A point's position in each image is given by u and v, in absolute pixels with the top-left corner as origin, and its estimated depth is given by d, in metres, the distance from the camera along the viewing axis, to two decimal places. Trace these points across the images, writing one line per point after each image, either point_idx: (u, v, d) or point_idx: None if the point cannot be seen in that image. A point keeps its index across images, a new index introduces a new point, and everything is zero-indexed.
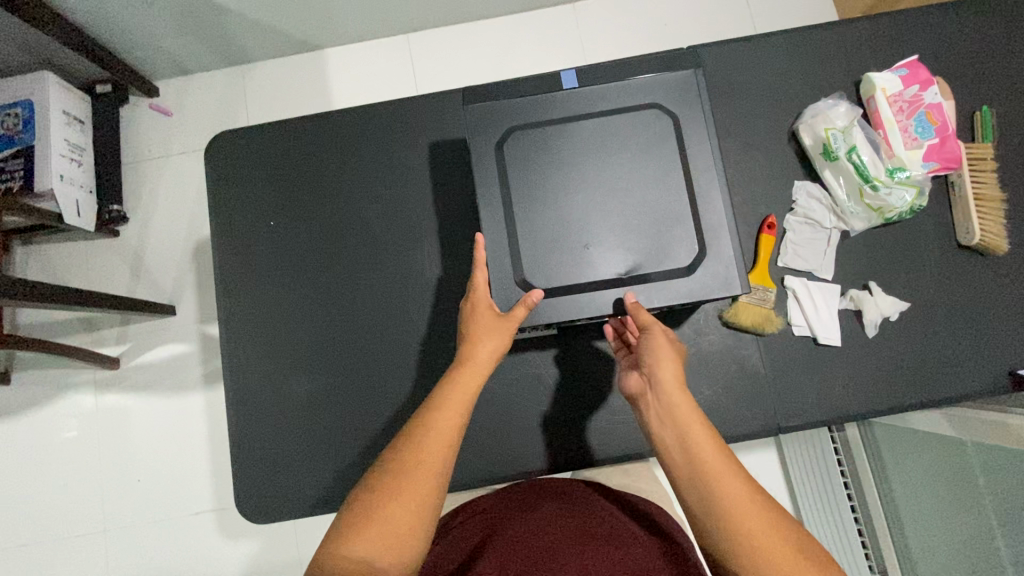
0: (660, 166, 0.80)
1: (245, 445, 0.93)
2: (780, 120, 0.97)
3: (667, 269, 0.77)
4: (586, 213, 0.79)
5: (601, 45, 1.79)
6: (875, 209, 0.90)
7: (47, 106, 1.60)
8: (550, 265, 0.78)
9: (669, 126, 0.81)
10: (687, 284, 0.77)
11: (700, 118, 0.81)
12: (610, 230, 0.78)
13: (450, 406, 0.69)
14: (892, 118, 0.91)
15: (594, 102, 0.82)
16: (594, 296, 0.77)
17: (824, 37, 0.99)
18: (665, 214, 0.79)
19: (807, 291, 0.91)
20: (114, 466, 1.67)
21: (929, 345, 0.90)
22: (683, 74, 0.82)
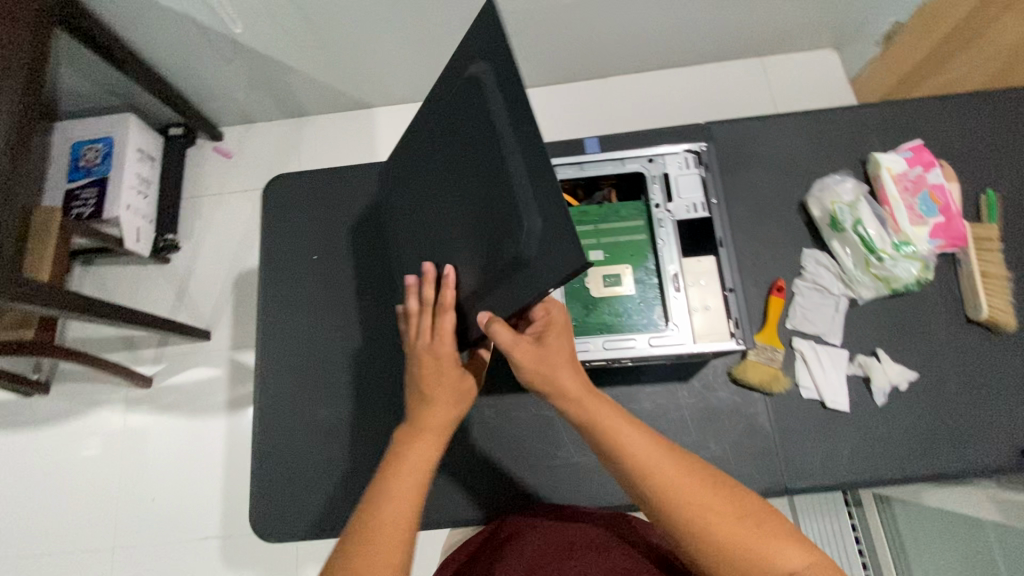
0: (670, 231, 0.86)
1: (265, 464, 0.97)
2: (789, 191, 1.04)
3: (672, 330, 0.81)
4: (601, 269, 0.86)
5: (629, 115, 1.93)
6: (882, 280, 0.93)
7: (125, 145, 1.79)
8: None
9: (681, 196, 0.88)
10: (691, 345, 0.80)
11: (712, 187, 0.88)
12: (624, 284, 0.85)
13: (415, 454, 0.70)
14: (898, 195, 0.97)
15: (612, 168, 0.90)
16: (604, 348, 0.81)
17: (834, 119, 1.07)
18: (673, 275, 0.83)
19: (815, 355, 0.93)
20: (131, 482, 1.71)
21: (939, 415, 0.91)
22: (697, 148, 0.90)
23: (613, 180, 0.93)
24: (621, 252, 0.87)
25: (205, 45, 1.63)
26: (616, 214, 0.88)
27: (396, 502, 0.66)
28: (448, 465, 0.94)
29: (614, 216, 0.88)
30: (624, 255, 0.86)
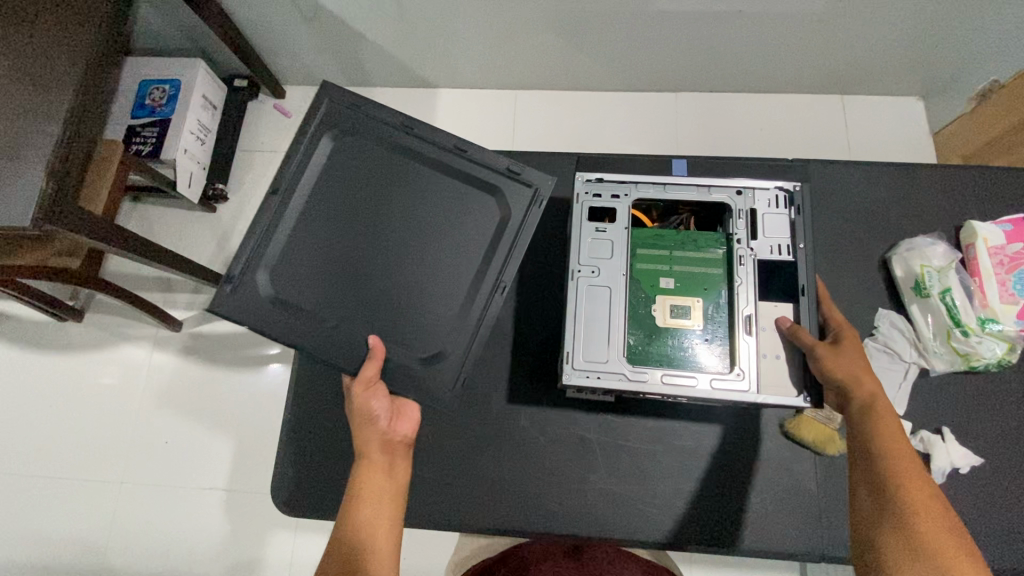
0: (750, 271, 0.82)
1: (295, 437, 0.96)
2: (871, 247, 0.98)
3: (737, 375, 0.77)
4: (670, 297, 0.82)
5: (695, 135, 1.87)
6: (961, 354, 0.88)
7: (191, 89, 1.79)
8: (620, 342, 0.79)
9: (765, 235, 0.84)
10: (754, 395, 0.77)
11: (802, 231, 0.83)
12: (691, 318, 0.81)
13: (366, 486, 0.78)
14: (991, 269, 0.92)
15: (698, 196, 0.86)
16: (661, 382, 0.77)
17: (931, 177, 1.02)
18: (746, 318, 0.79)
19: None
20: (146, 421, 1.73)
21: (998, 507, 0.86)
22: (790, 187, 0.85)
23: (692, 207, 0.90)
24: (695, 284, 0.82)
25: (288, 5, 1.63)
26: (694, 244, 0.84)
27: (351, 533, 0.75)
28: (476, 469, 0.92)
29: (692, 245, 0.84)
30: (697, 288, 0.82)
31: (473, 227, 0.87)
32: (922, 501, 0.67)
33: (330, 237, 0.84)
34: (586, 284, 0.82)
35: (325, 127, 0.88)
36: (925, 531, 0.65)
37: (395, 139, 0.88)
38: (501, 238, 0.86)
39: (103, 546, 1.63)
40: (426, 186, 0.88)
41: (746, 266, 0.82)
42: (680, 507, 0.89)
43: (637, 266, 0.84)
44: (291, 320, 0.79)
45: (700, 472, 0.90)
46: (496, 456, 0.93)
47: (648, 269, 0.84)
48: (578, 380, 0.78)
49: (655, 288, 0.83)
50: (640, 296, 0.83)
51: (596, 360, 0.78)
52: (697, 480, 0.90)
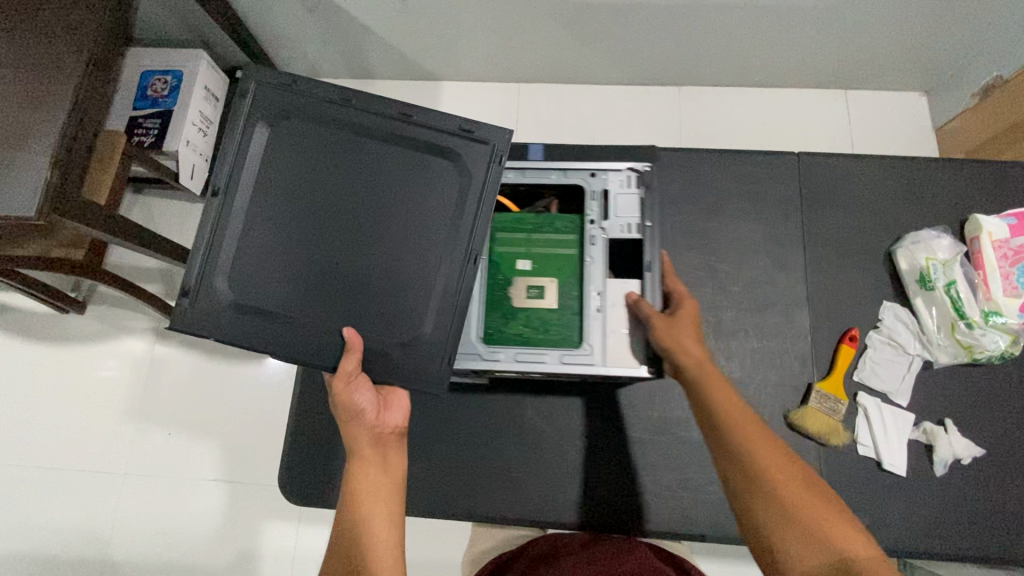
0: (600, 250, 0.82)
1: (304, 429, 0.96)
2: (875, 241, 0.99)
3: (584, 349, 0.79)
4: (526, 279, 0.83)
5: (698, 129, 1.87)
6: (964, 346, 0.89)
7: (194, 80, 1.79)
8: (476, 323, 0.81)
9: (617, 214, 0.84)
10: (601, 366, 0.79)
11: (646, 208, 0.84)
12: (547, 298, 0.82)
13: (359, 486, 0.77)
14: (995, 262, 0.92)
15: (555, 176, 0.86)
16: (514, 360, 0.80)
17: (937, 171, 1.02)
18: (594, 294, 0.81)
19: (877, 411, 0.90)
20: (148, 412, 1.73)
21: (999, 498, 0.87)
22: (641, 167, 0.85)
23: (553, 189, 0.91)
24: (549, 264, 0.83)
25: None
26: (550, 225, 0.85)
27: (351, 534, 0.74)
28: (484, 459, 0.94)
29: (548, 226, 0.85)
30: (551, 267, 0.83)
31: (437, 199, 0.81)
32: (779, 467, 0.68)
33: (285, 221, 0.79)
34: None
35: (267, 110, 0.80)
36: (793, 501, 0.65)
37: (339, 112, 0.81)
38: (465, 208, 0.81)
39: (106, 536, 1.64)
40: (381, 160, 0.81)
41: (595, 243, 0.83)
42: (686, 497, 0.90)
43: (496, 249, 0.85)
44: (264, 323, 0.77)
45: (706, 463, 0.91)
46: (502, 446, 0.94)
47: (507, 251, 0.85)
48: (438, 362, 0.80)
49: (513, 270, 0.84)
50: (496, 279, 0.84)
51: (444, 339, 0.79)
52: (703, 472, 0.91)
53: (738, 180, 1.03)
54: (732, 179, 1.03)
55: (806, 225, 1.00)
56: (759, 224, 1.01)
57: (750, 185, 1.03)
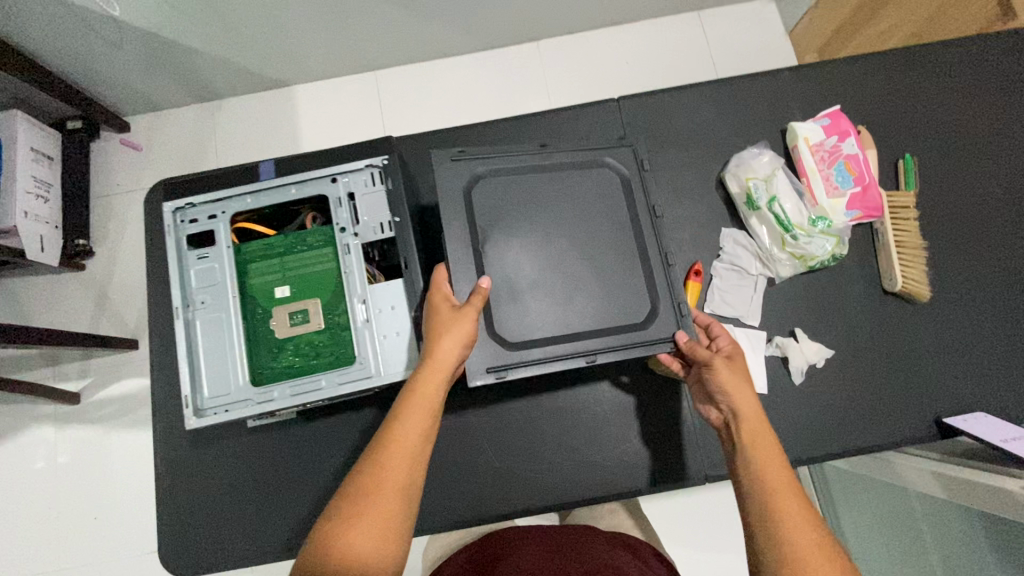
0: (356, 261, 0.77)
1: (173, 500, 0.90)
2: (707, 170, 0.99)
3: (359, 366, 0.74)
4: (284, 307, 0.76)
5: (566, 84, 1.82)
6: (798, 258, 0.91)
7: (16, 145, 1.61)
8: (240, 368, 0.74)
9: (364, 219, 0.78)
10: (379, 379, 0.73)
11: (399, 203, 0.78)
12: (310, 321, 0.76)
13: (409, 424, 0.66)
14: (814, 167, 0.93)
15: (294, 192, 0.79)
16: (291, 396, 0.74)
17: (754, 88, 1.02)
18: (356, 308, 0.75)
19: (732, 338, 0.92)
20: (63, 510, 1.56)
21: (855, 391, 0.91)
22: (380, 162, 0.79)
23: (310, 204, 0.83)
24: (308, 286, 0.77)
25: (92, 42, 1.48)
26: (301, 244, 0.78)
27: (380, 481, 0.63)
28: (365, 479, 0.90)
29: (299, 247, 0.78)
30: (311, 289, 0.77)
31: (595, 195, 0.81)
32: (788, 493, 0.62)
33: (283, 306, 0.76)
34: (197, 318, 0.75)
35: (473, 155, 0.80)
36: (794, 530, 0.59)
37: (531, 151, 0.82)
38: (553, 241, 0.79)
39: None
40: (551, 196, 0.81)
41: (350, 253, 0.77)
42: (569, 465, 0.90)
43: (248, 284, 0.77)
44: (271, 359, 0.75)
45: (583, 426, 0.91)
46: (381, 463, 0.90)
47: (258, 284, 0.77)
48: (209, 419, 0.73)
49: (271, 302, 0.77)
50: (253, 315, 0.76)
51: (219, 393, 0.73)
52: (583, 436, 0.91)
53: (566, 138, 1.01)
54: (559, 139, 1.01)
55: None
56: None
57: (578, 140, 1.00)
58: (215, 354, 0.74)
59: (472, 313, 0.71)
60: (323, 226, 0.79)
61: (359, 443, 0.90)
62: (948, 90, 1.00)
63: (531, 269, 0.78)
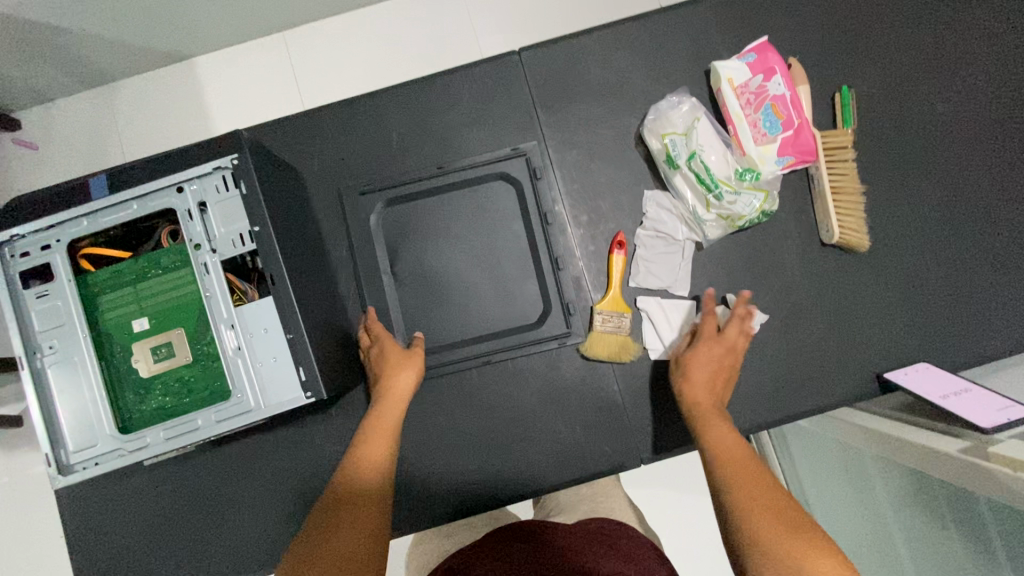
0: (215, 280, 0.67)
1: (87, 544, 0.84)
2: (622, 125, 0.88)
3: (236, 400, 0.66)
4: (145, 342, 0.68)
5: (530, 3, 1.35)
6: (726, 218, 0.82)
7: None
8: (103, 413, 0.66)
9: (220, 231, 0.68)
10: (260, 412, 0.66)
11: (258, 209, 0.68)
12: (176, 353, 0.68)
13: (379, 424, 0.70)
14: (739, 113, 0.83)
15: (135, 208, 0.69)
16: (164, 441, 0.66)
17: (673, 23, 0.89)
18: (222, 334, 0.67)
19: (661, 312, 0.84)
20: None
21: (794, 353, 0.85)
22: (228, 162, 0.68)
23: (163, 218, 0.73)
24: (169, 316, 0.68)
25: None
26: (155, 268, 0.69)
27: (369, 471, 0.64)
28: (283, 501, 0.84)
29: (152, 272, 0.69)
30: (173, 319, 0.68)
31: (493, 210, 0.87)
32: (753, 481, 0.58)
33: (148, 347, 0.68)
34: (48, 366, 0.67)
35: (380, 188, 0.87)
36: (763, 511, 0.54)
37: (436, 182, 0.88)
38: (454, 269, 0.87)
39: None
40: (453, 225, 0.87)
41: (209, 273, 0.67)
42: (498, 463, 0.84)
43: (103, 320, 0.69)
44: (149, 407, 0.68)
45: (509, 419, 0.85)
46: (300, 483, 0.84)
47: (113, 320, 0.69)
48: (82, 473, 0.66)
49: (130, 338, 0.68)
50: (113, 354, 0.69)
51: (85, 446, 0.66)
52: (514, 431, 0.85)
53: (465, 104, 0.89)
54: (455, 105, 0.89)
55: (549, 132, 0.89)
56: (496, 146, 0.88)
57: (477, 104, 0.89)
58: (76, 402, 0.67)
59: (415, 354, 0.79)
60: (177, 245, 0.69)
61: (272, 464, 0.84)
62: (886, 6, 0.89)
63: (437, 288, 0.86)
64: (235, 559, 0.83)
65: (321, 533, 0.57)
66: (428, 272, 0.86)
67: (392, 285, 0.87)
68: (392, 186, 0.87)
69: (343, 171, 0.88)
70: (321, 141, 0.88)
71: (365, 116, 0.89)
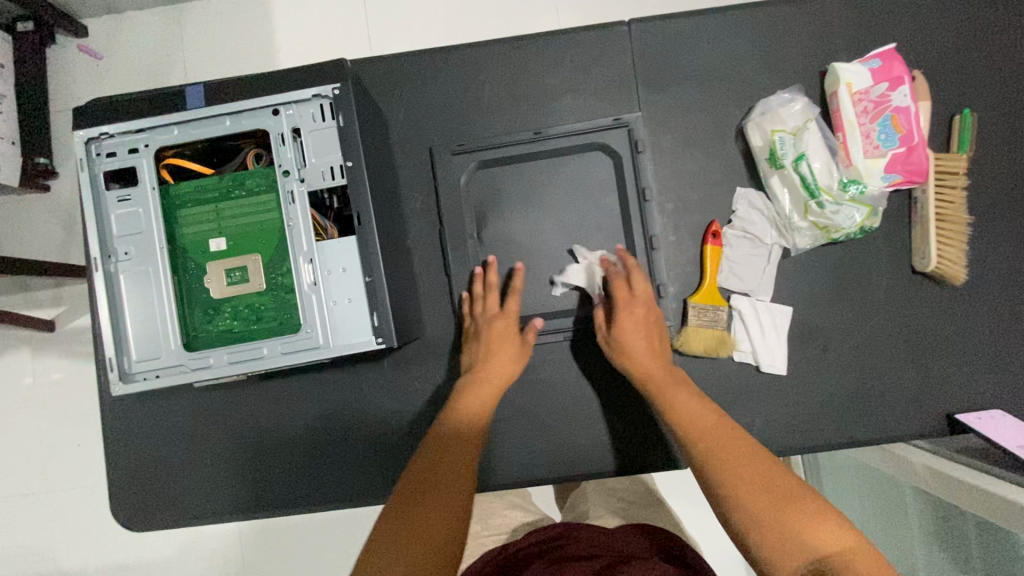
0: (300, 210, 0.65)
1: (123, 455, 0.84)
2: (724, 115, 0.84)
3: (305, 334, 0.65)
4: (220, 263, 0.66)
5: None
6: (821, 228, 0.79)
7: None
8: (171, 328, 0.65)
9: (311, 161, 0.66)
10: (328, 350, 0.65)
11: (353, 145, 0.66)
12: (250, 279, 0.66)
13: (471, 406, 0.73)
14: (853, 120, 0.79)
15: (228, 124, 0.67)
16: (227, 364, 0.65)
17: (793, 16, 0.84)
18: (300, 267, 0.65)
19: (755, 313, 0.81)
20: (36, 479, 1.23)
21: (864, 378, 0.82)
22: (329, 91, 0.66)
23: (251, 140, 0.71)
24: (248, 240, 0.67)
25: None
26: (239, 189, 0.67)
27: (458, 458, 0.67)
28: (323, 446, 0.83)
29: (235, 193, 0.67)
30: (252, 243, 0.67)
31: (576, 184, 0.84)
32: (735, 468, 0.62)
33: (222, 268, 0.67)
34: (121, 271, 0.66)
35: (472, 148, 0.84)
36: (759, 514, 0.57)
37: (521, 147, 0.85)
38: (528, 239, 0.84)
39: None
40: (533, 194, 0.84)
41: (294, 203, 0.66)
42: (542, 442, 0.82)
43: (179, 234, 0.67)
44: (215, 329, 0.67)
45: (562, 401, 0.83)
46: (341, 428, 0.83)
47: (191, 236, 0.67)
48: (141, 384, 0.65)
49: (205, 256, 0.67)
50: (186, 270, 0.67)
51: (148, 358, 0.65)
52: (562, 413, 0.82)
53: (563, 70, 0.85)
54: (553, 69, 0.85)
55: (646, 111, 0.85)
56: (590, 119, 0.85)
57: (576, 73, 0.85)
58: (144, 312, 0.65)
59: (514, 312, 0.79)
60: (265, 169, 0.68)
61: (315, 405, 0.83)
62: None
63: (507, 256, 0.84)
64: (268, 494, 0.83)
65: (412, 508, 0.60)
66: (501, 238, 0.85)
67: (463, 245, 0.84)
68: (485, 147, 0.84)
69: (428, 121, 0.85)
70: (410, 86, 0.85)
71: (458, 67, 0.85)
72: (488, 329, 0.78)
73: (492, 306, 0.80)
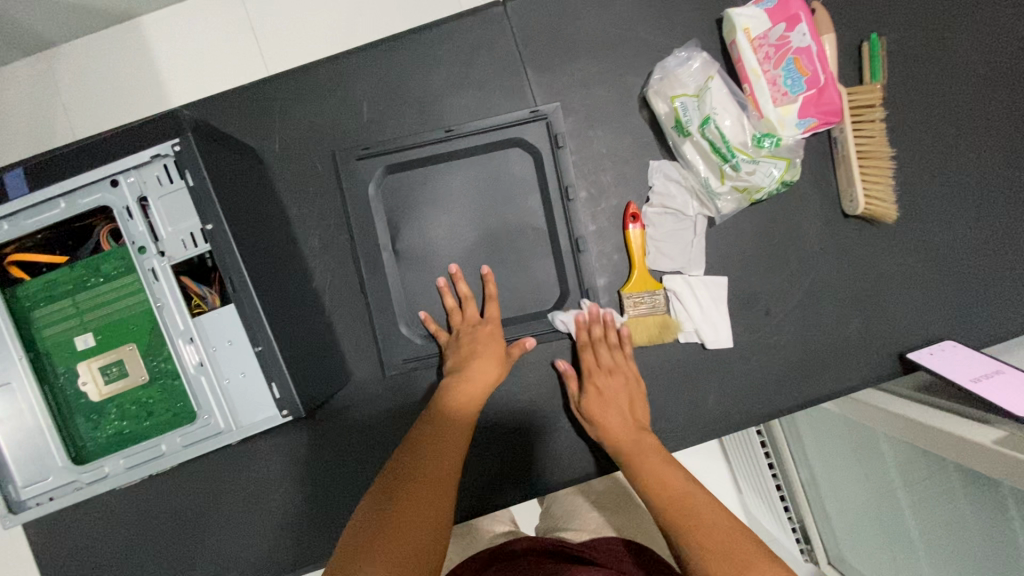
0: (166, 288, 0.58)
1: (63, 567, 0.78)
2: (624, 85, 0.78)
3: (203, 422, 0.59)
4: (95, 361, 0.60)
5: None
6: (742, 191, 0.74)
7: None
8: (51, 443, 0.59)
9: (169, 230, 0.59)
10: (231, 434, 0.59)
11: (208, 204, 0.59)
12: (131, 372, 0.60)
13: (446, 414, 0.68)
14: (757, 69, 0.73)
15: (64, 206, 0.59)
16: (126, 469, 0.59)
17: None
18: (180, 351, 0.59)
19: (689, 289, 0.77)
20: None
21: (814, 335, 0.79)
22: (169, 149, 0.58)
23: (103, 216, 0.63)
24: (118, 330, 0.60)
25: None
26: (95, 276, 0.60)
27: (434, 461, 0.61)
28: (270, 514, 0.78)
29: (93, 281, 0.60)
30: (124, 333, 0.60)
31: (482, 189, 0.78)
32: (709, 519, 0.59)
33: (99, 368, 0.60)
34: None
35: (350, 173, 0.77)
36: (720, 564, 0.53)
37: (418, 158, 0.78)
38: (443, 253, 0.78)
39: None
40: (439, 206, 0.78)
41: (159, 280, 0.58)
42: (499, 465, 0.78)
43: (42, 338, 0.60)
44: (108, 430, 0.61)
45: (508, 418, 0.78)
46: (287, 492, 0.78)
47: (55, 338, 0.60)
48: (35, 510, 0.59)
49: (75, 356, 0.60)
50: (59, 375, 0.60)
51: (36, 480, 0.59)
52: (513, 430, 0.78)
53: (447, 67, 0.78)
54: (433, 68, 0.78)
55: (542, 96, 0.78)
56: (485, 114, 0.78)
57: (459, 66, 0.78)
58: (20, 433, 0.59)
59: (495, 323, 0.76)
60: (121, 248, 0.60)
61: (255, 473, 0.78)
62: None
63: (423, 276, 0.79)
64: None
65: (383, 513, 0.53)
66: (414, 260, 0.79)
67: (374, 276, 0.78)
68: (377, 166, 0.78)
69: (312, 150, 0.78)
70: (284, 116, 0.77)
71: (332, 85, 0.78)
72: (472, 338, 0.75)
73: (471, 318, 0.76)
